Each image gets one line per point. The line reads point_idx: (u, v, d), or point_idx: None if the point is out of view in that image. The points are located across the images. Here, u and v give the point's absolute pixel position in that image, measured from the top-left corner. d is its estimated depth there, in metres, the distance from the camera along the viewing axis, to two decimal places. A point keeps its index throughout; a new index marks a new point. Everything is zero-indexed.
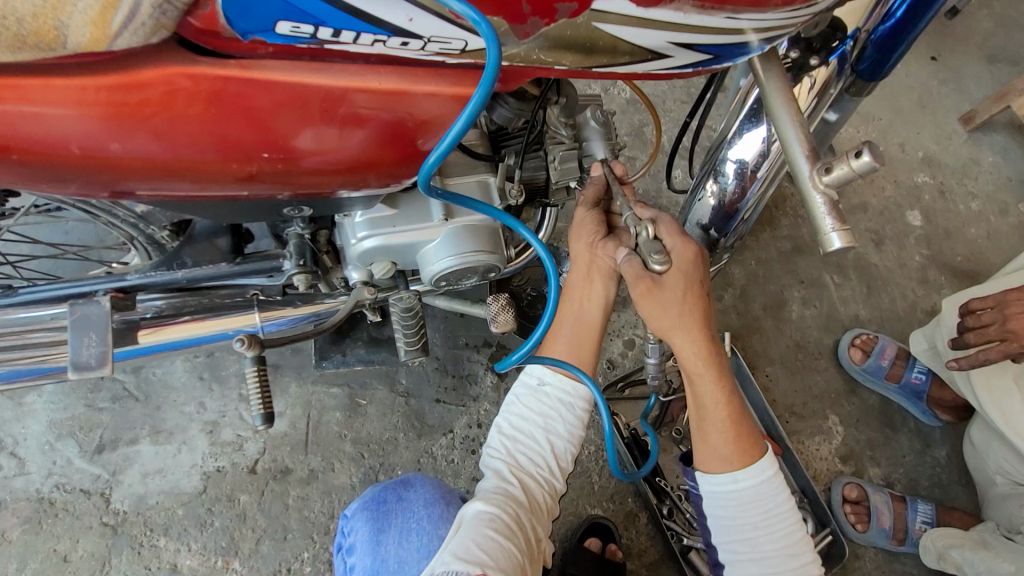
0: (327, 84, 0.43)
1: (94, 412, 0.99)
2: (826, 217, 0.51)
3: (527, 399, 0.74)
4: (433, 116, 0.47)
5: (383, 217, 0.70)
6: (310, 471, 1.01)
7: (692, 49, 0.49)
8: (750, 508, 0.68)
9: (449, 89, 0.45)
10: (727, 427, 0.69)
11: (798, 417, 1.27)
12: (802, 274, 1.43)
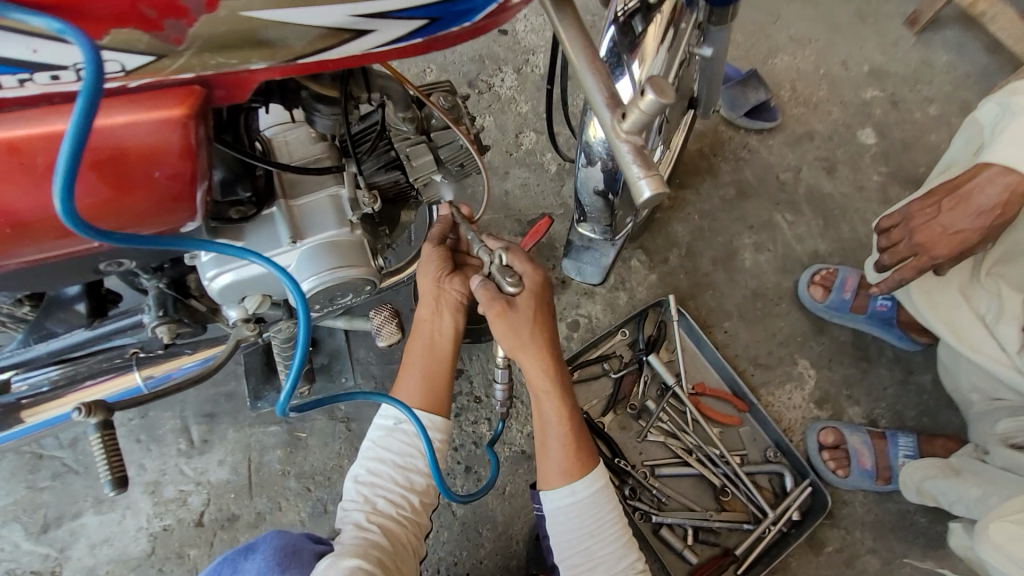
0: (14, 137, 0.42)
1: (36, 493, 0.98)
2: (632, 167, 0.46)
3: (381, 441, 0.74)
4: (136, 147, 0.43)
5: (230, 251, 0.67)
6: (257, 514, 1.00)
7: (390, 17, 0.44)
8: (588, 518, 0.70)
9: (145, 115, 0.42)
10: (568, 445, 0.73)
11: (764, 369, 1.20)
12: (752, 218, 1.35)
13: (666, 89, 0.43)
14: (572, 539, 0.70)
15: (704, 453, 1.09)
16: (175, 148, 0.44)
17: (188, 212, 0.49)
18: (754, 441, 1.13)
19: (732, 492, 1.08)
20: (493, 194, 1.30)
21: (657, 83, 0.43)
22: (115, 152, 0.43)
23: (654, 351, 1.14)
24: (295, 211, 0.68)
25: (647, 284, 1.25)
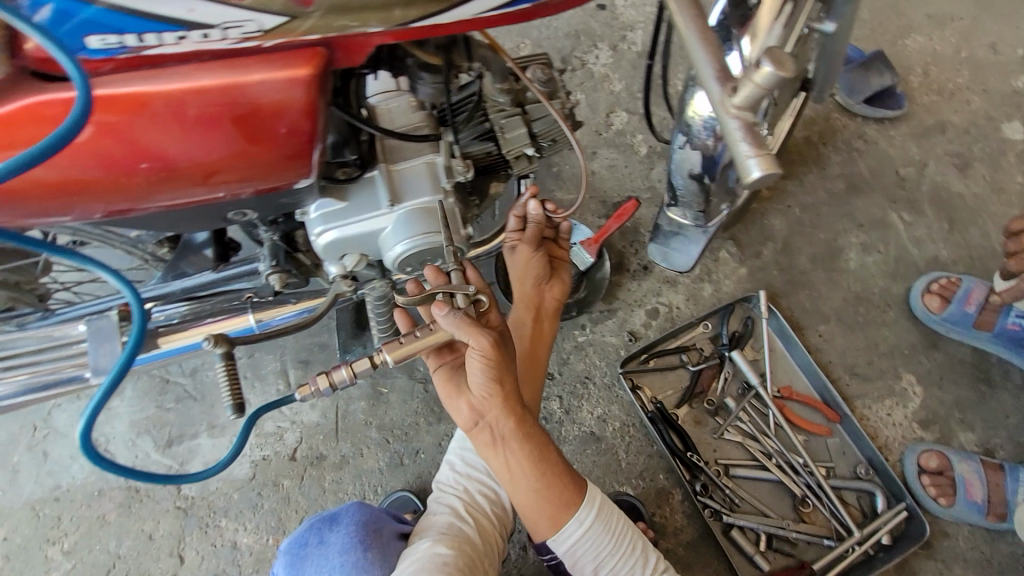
0: (165, 89, 0.46)
1: (163, 412, 1.14)
2: (741, 142, 0.45)
3: (472, 438, 0.87)
4: (269, 103, 0.48)
5: (335, 210, 0.73)
6: (342, 457, 1.09)
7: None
8: (588, 549, 0.75)
9: (280, 72, 0.47)
10: (550, 484, 0.75)
11: (861, 379, 1.11)
12: (862, 215, 1.24)
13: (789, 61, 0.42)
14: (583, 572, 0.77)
15: (785, 460, 1.04)
16: (303, 106, 0.49)
17: (304, 166, 0.55)
18: (843, 454, 1.06)
19: (813, 504, 1.02)
20: (579, 174, 1.29)
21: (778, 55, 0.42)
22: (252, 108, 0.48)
23: (738, 347, 1.10)
24: (394, 176, 0.73)
25: (736, 277, 1.20)
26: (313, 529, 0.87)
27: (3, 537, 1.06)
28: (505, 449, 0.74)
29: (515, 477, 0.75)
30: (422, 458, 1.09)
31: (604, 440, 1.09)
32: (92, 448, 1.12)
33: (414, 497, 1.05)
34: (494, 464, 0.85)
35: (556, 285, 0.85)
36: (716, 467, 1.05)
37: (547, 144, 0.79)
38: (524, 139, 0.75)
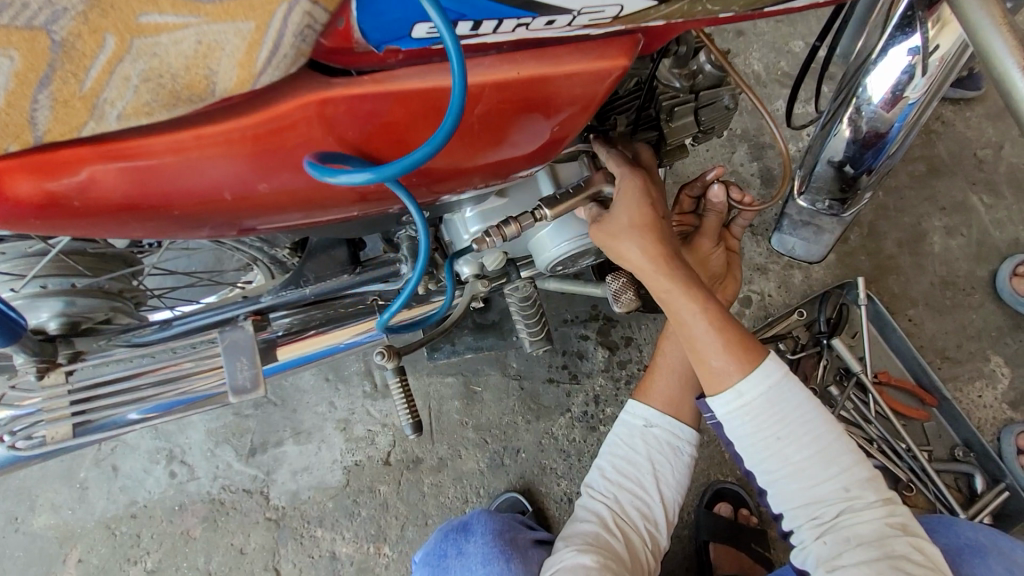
0: (468, 84, 0.39)
1: (242, 419, 1.07)
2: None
3: (629, 440, 0.73)
4: (570, 96, 0.43)
5: (494, 208, 0.67)
6: (439, 459, 1.05)
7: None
8: (771, 413, 0.65)
9: (593, 63, 0.41)
10: (725, 338, 0.66)
11: (953, 363, 1.12)
12: (943, 199, 1.24)
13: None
14: (760, 462, 0.67)
15: (888, 445, 1.04)
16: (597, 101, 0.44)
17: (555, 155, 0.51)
18: (939, 437, 1.07)
19: (917, 488, 1.03)
20: None
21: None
22: (550, 103, 0.43)
23: (836, 335, 1.09)
24: (560, 170, 0.67)
25: (825, 263, 1.18)
26: (447, 540, 0.80)
27: (79, 558, 0.99)
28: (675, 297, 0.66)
29: (701, 359, 0.67)
30: (524, 457, 1.05)
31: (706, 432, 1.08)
32: (168, 461, 1.04)
33: (521, 497, 1.02)
34: (653, 475, 0.70)
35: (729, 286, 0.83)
36: None
37: (702, 135, 0.75)
38: (691, 127, 0.70)
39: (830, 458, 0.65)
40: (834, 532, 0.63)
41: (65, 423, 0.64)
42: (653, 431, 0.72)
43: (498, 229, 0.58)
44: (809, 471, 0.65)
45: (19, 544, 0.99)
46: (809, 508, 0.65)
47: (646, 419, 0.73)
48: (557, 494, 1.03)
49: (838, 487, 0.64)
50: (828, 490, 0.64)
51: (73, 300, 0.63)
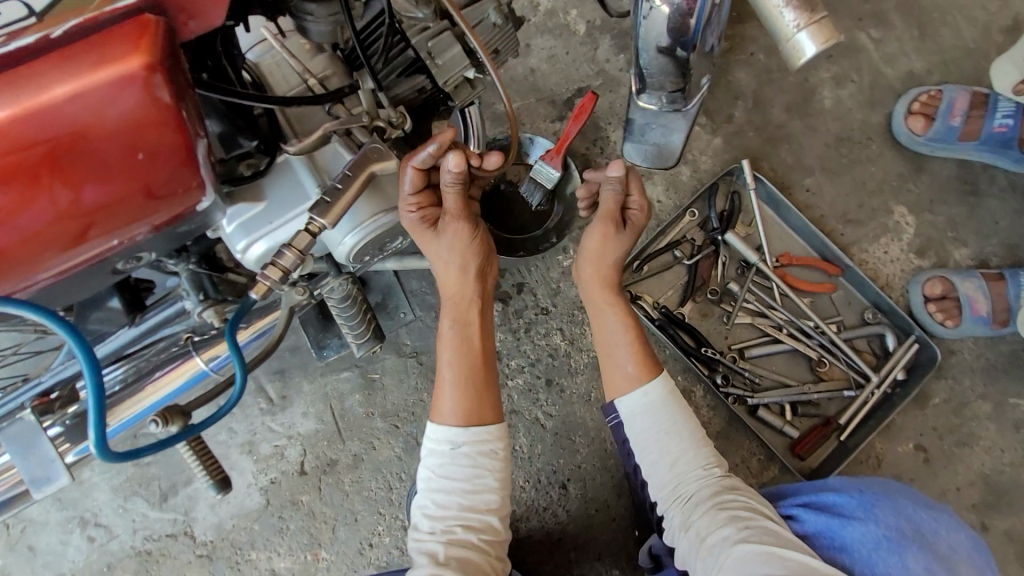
0: None
1: (145, 467, 1.02)
2: (786, 14, 0.45)
3: (441, 468, 0.69)
4: (103, 107, 0.37)
5: (254, 216, 0.55)
6: (354, 456, 1.02)
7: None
8: (649, 422, 0.76)
9: (96, 63, 0.36)
10: (638, 353, 0.79)
11: (856, 225, 1.07)
12: (830, 45, 1.12)
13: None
14: (646, 465, 0.76)
15: (795, 327, 1.02)
16: (155, 113, 0.39)
17: (189, 189, 0.44)
18: (849, 304, 1.04)
19: (829, 362, 1.02)
20: (519, 77, 1.11)
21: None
22: (78, 134, 0.37)
23: (729, 228, 1.03)
24: (318, 156, 0.56)
25: (712, 150, 1.09)
26: None
27: None
28: None
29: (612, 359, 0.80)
30: None
31: None
32: (83, 526, 1.01)
33: None
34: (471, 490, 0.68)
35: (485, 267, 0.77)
36: (733, 352, 1.02)
37: (491, 61, 0.63)
38: (462, 63, 0.58)
39: (699, 445, 0.75)
40: (705, 511, 0.69)
41: None
42: (461, 450, 0.69)
43: (275, 263, 0.52)
44: (674, 458, 0.74)
45: None
46: (684, 504, 0.71)
47: (448, 440, 0.70)
48: None
49: (704, 481, 0.72)
50: (694, 478, 0.73)
51: None
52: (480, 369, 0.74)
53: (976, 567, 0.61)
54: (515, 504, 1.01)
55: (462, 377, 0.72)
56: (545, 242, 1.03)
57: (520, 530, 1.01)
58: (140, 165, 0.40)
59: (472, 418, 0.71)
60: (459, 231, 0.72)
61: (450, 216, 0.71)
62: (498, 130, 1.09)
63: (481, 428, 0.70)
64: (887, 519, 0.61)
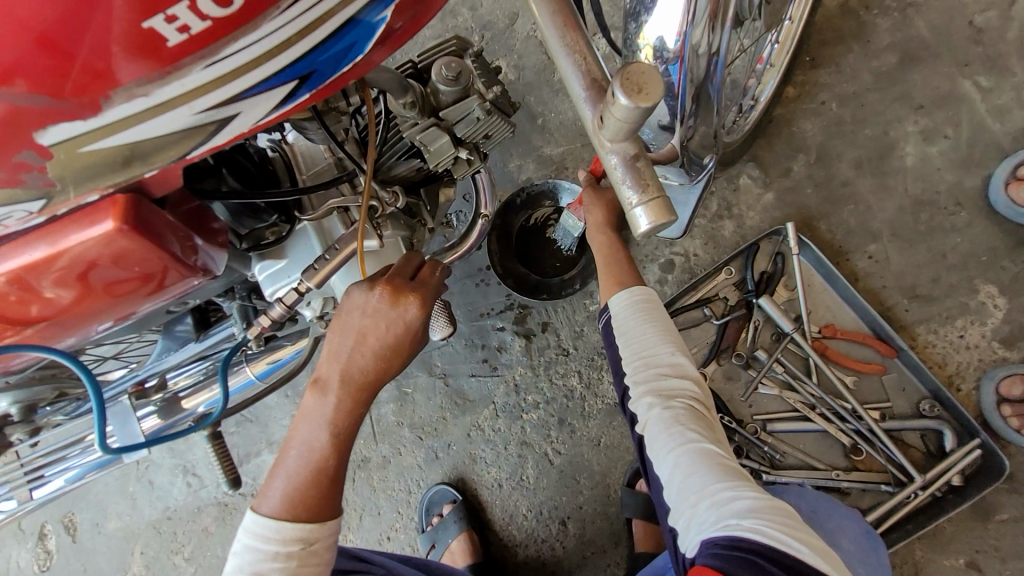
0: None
1: (228, 435, 1.26)
2: (625, 186, 0.35)
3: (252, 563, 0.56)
4: (104, 254, 0.42)
5: (278, 270, 0.68)
6: (383, 458, 1.15)
7: (252, 94, 0.36)
8: (629, 321, 0.72)
9: (89, 231, 0.40)
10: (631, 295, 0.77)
11: (925, 302, 0.95)
12: (922, 94, 1.00)
13: (642, 90, 0.31)
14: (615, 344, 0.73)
15: (829, 408, 0.94)
16: (147, 251, 0.43)
17: (188, 273, 0.50)
18: (902, 390, 0.94)
19: (866, 451, 0.92)
20: (567, 121, 1.13)
21: (631, 78, 0.32)
22: (90, 265, 0.43)
23: (766, 291, 0.97)
24: (325, 223, 0.68)
25: (762, 206, 1.02)
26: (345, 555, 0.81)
27: (140, 551, 1.28)
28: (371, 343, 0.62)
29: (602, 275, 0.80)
30: (455, 450, 1.12)
31: None
32: (185, 473, 1.29)
33: (451, 488, 1.10)
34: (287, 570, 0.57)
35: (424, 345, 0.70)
36: (754, 424, 0.97)
37: (484, 142, 0.69)
38: (450, 150, 0.64)
39: (666, 330, 0.71)
40: (670, 397, 0.68)
41: (24, 487, 0.87)
42: (247, 570, 0.56)
43: (268, 314, 0.66)
44: (642, 356, 0.70)
45: (100, 542, 1.30)
46: (645, 359, 0.69)
47: (242, 550, 0.58)
48: (487, 480, 1.10)
49: (663, 358, 0.69)
50: (659, 356, 0.69)
51: (16, 392, 0.80)
52: (312, 488, 0.59)
53: (863, 549, 0.72)
54: (516, 529, 1.08)
55: (290, 483, 0.60)
56: (566, 287, 1.09)
57: (518, 555, 1.08)
58: (140, 271, 0.46)
59: (280, 518, 0.58)
60: (409, 317, 0.61)
61: (387, 293, 0.60)
62: (542, 173, 1.12)
63: (290, 530, 0.58)
64: (787, 497, 0.77)
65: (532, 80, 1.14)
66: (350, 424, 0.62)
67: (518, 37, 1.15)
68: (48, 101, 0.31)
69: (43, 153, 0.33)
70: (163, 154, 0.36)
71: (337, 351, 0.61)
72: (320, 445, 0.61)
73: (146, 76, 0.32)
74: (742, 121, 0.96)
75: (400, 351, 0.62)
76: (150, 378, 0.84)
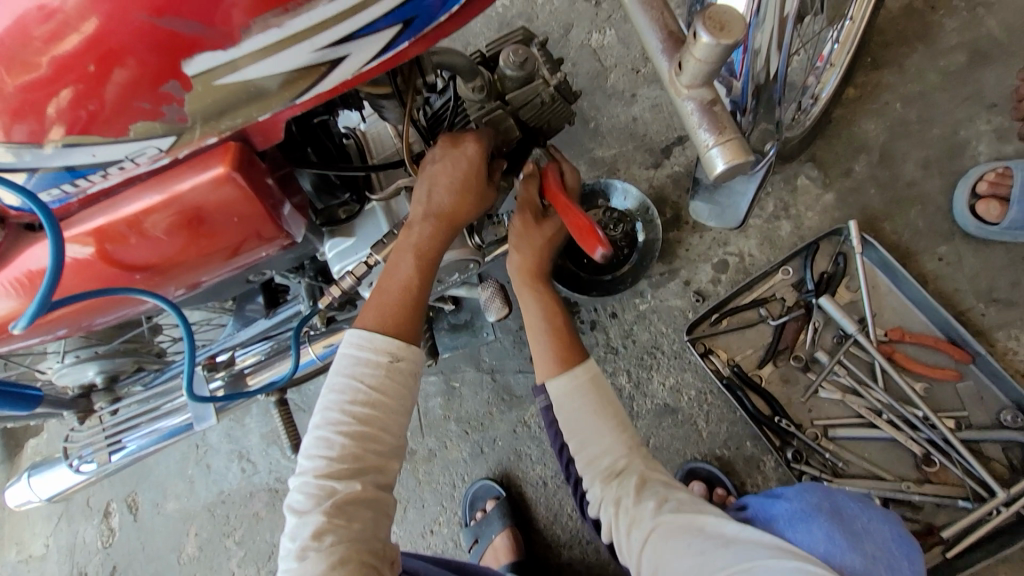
0: (124, 218, 0.47)
1: None
2: (700, 130, 0.38)
3: (343, 369, 0.63)
4: (212, 200, 0.47)
5: (346, 247, 0.70)
6: (429, 450, 1.16)
7: (359, 37, 0.37)
8: (575, 407, 0.74)
9: (205, 174, 0.45)
10: (559, 344, 0.78)
11: (1005, 306, 0.92)
12: (995, 92, 0.97)
13: (725, 27, 0.33)
14: (572, 441, 0.75)
15: (898, 415, 0.90)
16: (248, 199, 0.48)
17: (279, 235, 0.54)
18: (980, 399, 0.89)
19: (940, 463, 0.87)
20: (620, 123, 1.13)
21: (713, 17, 0.34)
22: (200, 209, 0.47)
23: (827, 291, 0.94)
24: (393, 205, 0.72)
25: (822, 207, 1.00)
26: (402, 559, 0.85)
27: (194, 533, 1.34)
28: (434, 187, 0.65)
29: (532, 337, 0.80)
30: (500, 445, 1.12)
31: (680, 412, 1.02)
32: (240, 459, 1.34)
33: (495, 483, 1.10)
34: (362, 395, 0.62)
35: (460, 213, 0.66)
36: (815, 429, 0.93)
37: (547, 129, 0.72)
38: (514, 133, 0.67)
39: (618, 427, 0.74)
40: (619, 483, 0.71)
41: (104, 450, 0.93)
42: (354, 371, 0.63)
43: (338, 285, 0.66)
44: (593, 453, 0.74)
45: (159, 521, 1.36)
46: (587, 457, 0.74)
47: (339, 361, 0.64)
48: (532, 477, 1.10)
49: (610, 452, 0.73)
50: (609, 453, 0.73)
51: (103, 361, 0.86)
52: (402, 303, 0.65)
53: (889, 555, 0.58)
54: (561, 529, 1.07)
55: (377, 307, 0.66)
56: (618, 285, 1.04)
57: (561, 555, 1.06)
58: (237, 224, 0.50)
59: (372, 330, 0.65)
60: (469, 154, 0.64)
61: (447, 141, 0.65)
62: (593, 174, 1.12)
63: (381, 342, 0.63)
64: (810, 498, 0.63)
65: (585, 85, 1.15)
66: (436, 255, 0.66)
67: (572, 45, 1.17)
68: (200, 28, 0.34)
69: (186, 84, 0.36)
70: (278, 95, 0.39)
71: (419, 197, 0.66)
72: (404, 272, 0.66)
73: (282, 6, 0.34)
74: (800, 119, 0.95)
75: (472, 188, 0.66)
76: (222, 353, 0.88)
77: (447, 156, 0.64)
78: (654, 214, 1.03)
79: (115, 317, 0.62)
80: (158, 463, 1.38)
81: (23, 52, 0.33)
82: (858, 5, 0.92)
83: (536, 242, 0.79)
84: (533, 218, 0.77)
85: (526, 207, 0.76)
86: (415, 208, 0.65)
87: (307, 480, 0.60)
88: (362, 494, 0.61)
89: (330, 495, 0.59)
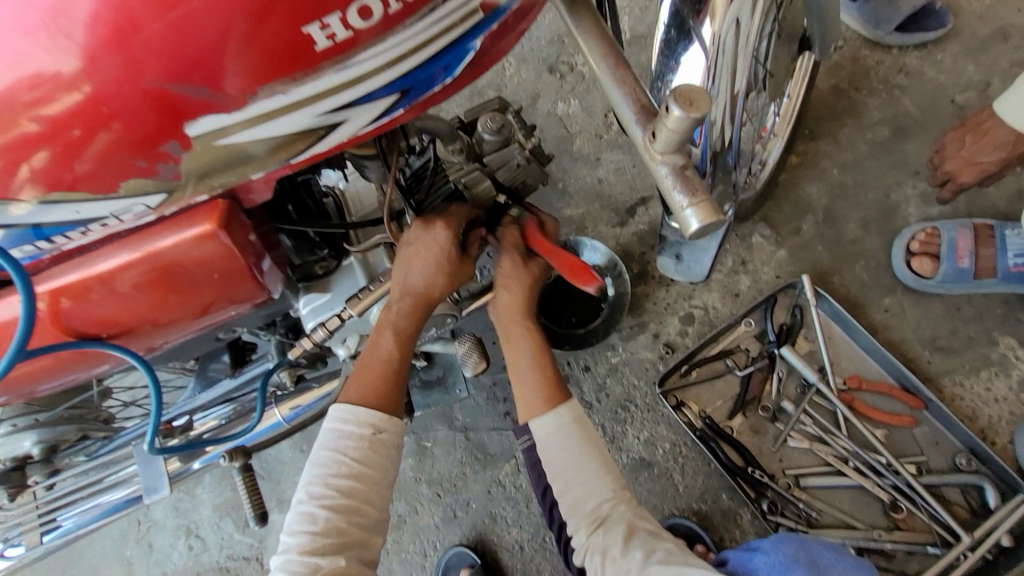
0: (96, 275, 0.46)
1: (238, 493, 1.23)
2: (675, 191, 0.41)
3: (327, 444, 0.62)
4: (192, 257, 0.46)
5: (321, 304, 0.69)
6: (399, 517, 1.10)
7: (360, 104, 0.39)
8: (559, 448, 0.74)
9: (188, 231, 0.45)
10: (546, 380, 0.77)
11: (947, 353, 0.99)
12: (917, 161, 1.09)
13: (694, 102, 0.37)
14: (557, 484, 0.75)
15: (863, 461, 0.92)
16: (231, 256, 0.47)
17: (259, 294, 0.54)
18: (936, 444, 0.94)
19: (906, 508, 0.90)
20: (586, 185, 1.19)
21: (683, 95, 0.38)
22: (180, 266, 0.47)
23: (787, 342, 0.98)
24: (370, 259, 0.71)
25: (776, 262, 1.07)
26: None
27: None
28: (409, 270, 0.64)
29: (518, 377, 0.79)
30: (475, 508, 1.08)
31: (656, 466, 1.01)
32: (187, 535, 1.23)
33: (469, 550, 1.05)
34: (346, 469, 0.61)
35: (436, 289, 0.66)
36: (787, 479, 0.95)
37: (522, 191, 0.75)
38: (491, 194, 0.69)
39: (604, 466, 0.74)
40: (605, 531, 0.70)
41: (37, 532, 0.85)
42: (338, 446, 0.62)
43: (309, 338, 0.65)
44: (577, 496, 0.73)
45: None
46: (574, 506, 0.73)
47: (323, 435, 0.64)
48: (508, 541, 1.06)
49: (595, 496, 0.73)
50: (595, 495, 0.73)
51: (42, 431, 0.77)
52: (385, 378, 0.65)
53: None
54: None
55: (357, 379, 0.66)
56: (590, 338, 1.06)
57: None
58: (217, 282, 0.49)
59: (355, 404, 0.64)
60: (440, 240, 0.64)
61: (421, 222, 0.64)
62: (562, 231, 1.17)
63: (364, 414, 0.63)
64: (786, 549, 0.63)
65: (553, 149, 1.22)
66: (415, 330, 0.67)
67: (539, 113, 1.25)
68: (206, 94, 0.35)
69: (186, 143, 0.37)
70: (276, 154, 0.40)
71: (393, 277, 0.65)
72: (384, 349, 0.66)
73: (289, 76, 0.36)
74: (752, 182, 1.03)
75: (449, 268, 0.65)
76: (179, 419, 0.83)
77: (421, 241, 0.64)
78: (622, 269, 1.07)
79: (65, 382, 0.58)
80: (91, 544, 1.25)
81: (26, 109, 0.34)
82: (794, 83, 1.02)
83: (523, 282, 0.76)
84: (519, 259, 0.75)
85: (511, 249, 0.74)
86: (395, 289, 0.65)
87: (291, 558, 0.58)
88: (347, 570, 0.59)
89: (315, 573, 0.57)
